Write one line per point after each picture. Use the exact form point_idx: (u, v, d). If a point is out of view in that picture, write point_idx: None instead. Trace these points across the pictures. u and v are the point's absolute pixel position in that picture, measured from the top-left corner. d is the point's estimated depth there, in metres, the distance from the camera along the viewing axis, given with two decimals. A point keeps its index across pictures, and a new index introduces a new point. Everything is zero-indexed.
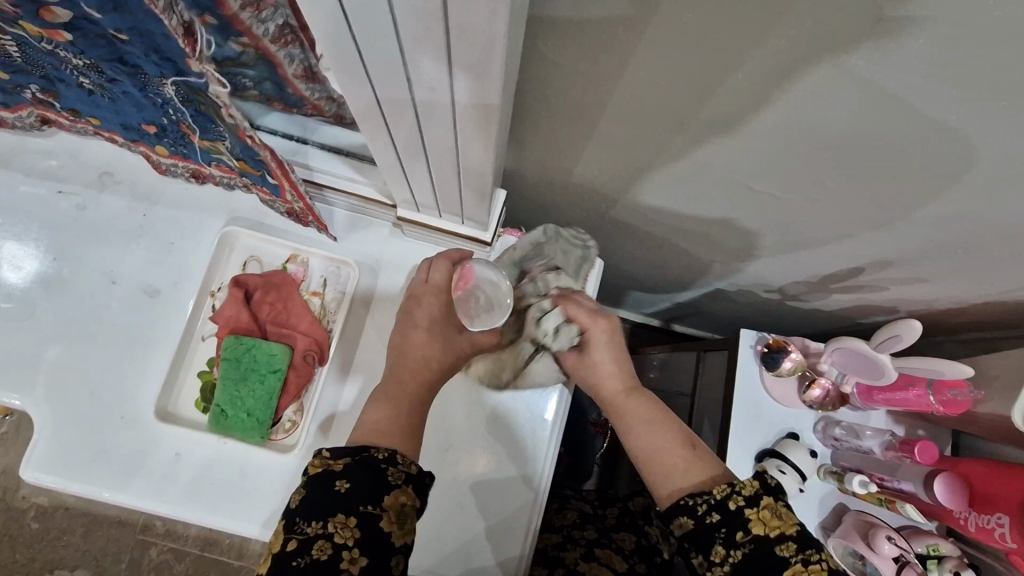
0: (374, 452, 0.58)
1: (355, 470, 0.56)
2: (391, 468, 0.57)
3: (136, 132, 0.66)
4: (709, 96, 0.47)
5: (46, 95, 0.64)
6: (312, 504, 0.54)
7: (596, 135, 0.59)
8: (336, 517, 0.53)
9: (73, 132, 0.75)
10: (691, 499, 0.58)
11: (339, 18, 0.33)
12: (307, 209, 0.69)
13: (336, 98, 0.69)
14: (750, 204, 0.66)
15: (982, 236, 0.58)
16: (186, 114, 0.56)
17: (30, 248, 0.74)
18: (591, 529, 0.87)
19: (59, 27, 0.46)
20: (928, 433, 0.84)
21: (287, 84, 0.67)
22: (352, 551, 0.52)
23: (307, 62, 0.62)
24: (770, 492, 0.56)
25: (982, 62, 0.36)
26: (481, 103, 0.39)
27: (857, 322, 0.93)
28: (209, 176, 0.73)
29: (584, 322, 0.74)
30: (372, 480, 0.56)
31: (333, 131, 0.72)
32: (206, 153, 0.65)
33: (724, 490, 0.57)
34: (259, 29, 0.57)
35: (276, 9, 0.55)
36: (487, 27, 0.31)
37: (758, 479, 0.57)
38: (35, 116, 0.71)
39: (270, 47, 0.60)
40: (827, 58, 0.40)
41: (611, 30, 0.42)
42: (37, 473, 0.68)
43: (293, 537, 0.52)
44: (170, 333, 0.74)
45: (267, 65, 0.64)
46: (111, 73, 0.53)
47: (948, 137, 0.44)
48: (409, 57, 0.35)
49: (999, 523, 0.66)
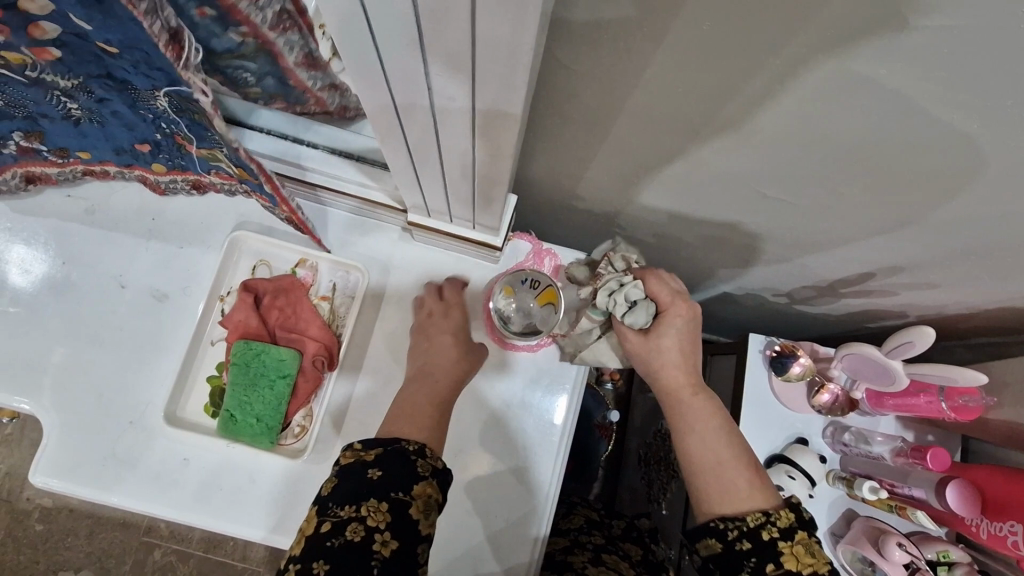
0: (404, 443, 0.59)
1: (387, 459, 0.57)
2: (419, 460, 0.59)
3: (129, 155, 0.67)
4: (726, 103, 0.47)
5: (30, 140, 0.64)
6: (345, 491, 0.55)
7: (610, 140, 0.59)
8: (370, 501, 0.54)
9: (61, 182, 0.74)
10: (722, 523, 0.58)
11: (360, 24, 0.33)
12: (296, 215, 0.67)
13: (338, 86, 0.68)
14: (762, 208, 0.66)
15: (996, 242, 0.58)
16: (181, 123, 0.56)
17: (38, 252, 0.74)
18: (598, 534, 0.85)
19: (45, 44, 0.45)
20: (938, 437, 0.84)
21: (288, 75, 0.65)
22: (384, 535, 0.53)
23: (308, 47, 0.61)
24: (804, 526, 0.57)
25: (1002, 72, 0.36)
26: (500, 111, 0.39)
27: (865, 327, 0.93)
28: (209, 185, 0.73)
29: (665, 300, 0.67)
30: (404, 471, 0.57)
31: (328, 132, 0.72)
32: (204, 163, 0.65)
33: (758, 518, 0.57)
34: (258, 17, 0.55)
35: None
36: (513, 37, 0.31)
37: (792, 511, 0.58)
38: (19, 177, 0.70)
39: (268, 35, 0.57)
40: (848, 68, 0.39)
41: (627, 36, 0.41)
42: (46, 478, 0.68)
43: (326, 520, 0.53)
44: (180, 337, 0.74)
45: (267, 57, 0.61)
46: (101, 91, 0.53)
47: (966, 144, 0.44)
48: (430, 63, 0.35)
49: (1012, 531, 0.65)
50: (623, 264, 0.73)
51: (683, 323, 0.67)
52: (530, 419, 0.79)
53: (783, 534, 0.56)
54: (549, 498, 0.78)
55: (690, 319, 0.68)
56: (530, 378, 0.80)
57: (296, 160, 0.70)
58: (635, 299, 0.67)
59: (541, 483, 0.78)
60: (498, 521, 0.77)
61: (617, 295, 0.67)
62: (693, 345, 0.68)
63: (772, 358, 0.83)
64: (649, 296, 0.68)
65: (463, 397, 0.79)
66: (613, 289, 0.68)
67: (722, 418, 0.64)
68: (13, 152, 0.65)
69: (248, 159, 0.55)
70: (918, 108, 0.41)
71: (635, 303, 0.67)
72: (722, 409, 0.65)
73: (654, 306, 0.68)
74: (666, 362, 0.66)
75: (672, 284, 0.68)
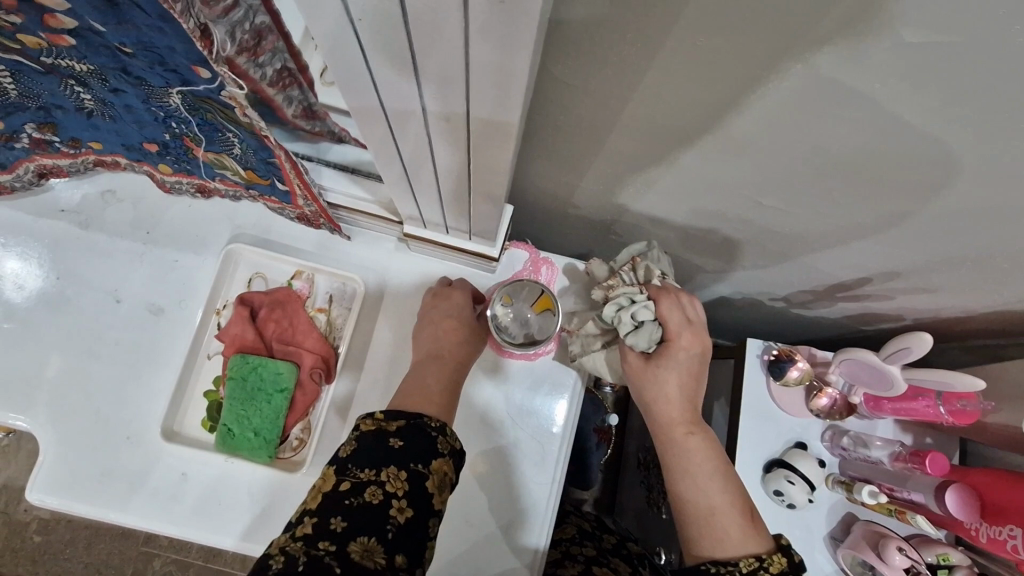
0: (427, 418, 0.61)
1: (408, 431, 0.59)
2: (440, 436, 0.60)
3: (138, 152, 0.67)
4: (721, 115, 0.47)
5: (43, 132, 0.63)
6: (365, 455, 0.56)
7: (605, 151, 0.59)
8: (390, 468, 0.55)
9: (72, 175, 0.74)
10: (713, 567, 0.57)
11: (354, 43, 0.33)
12: (320, 213, 0.69)
13: (336, 132, 0.71)
14: (757, 216, 0.66)
15: (993, 249, 0.58)
16: (192, 123, 0.58)
17: (32, 267, 0.74)
18: (589, 546, 0.85)
19: (61, 34, 0.45)
20: (936, 441, 0.84)
21: (286, 124, 0.67)
22: (400, 501, 0.54)
23: (307, 101, 0.63)
24: (794, 570, 0.58)
25: (999, 87, 0.36)
26: (498, 126, 0.39)
27: (862, 330, 0.93)
28: (214, 191, 0.73)
29: (672, 331, 0.64)
30: (424, 445, 0.59)
31: (341, 150, 0.72)
32: (210, 168, 0.66)
33: (752, 563, 0.57)
34: (257, 74, 0.54)
35: (275, 53, 0.53)
36: (513, 55, 0.30)
37: (784, 555, 0.58)
38: (31, 171, 0.70)
39: (269, 92, 0.58)
40: (843, 83, 0.40)
41: (623, 53, 0.41)
42: (42, 495, 0.68)
43: (346, 479, 0.55)
44: (177, 351, 0.74)
45: (264, 108, 0.62)
46: (116, 83, 0.53)
47: (964, 154, 0.44)
48: (427, 81, 0.35)
49: (1011, 535, 0.65)
50: (645, 275, 0.70)
51: (686, 358, 0.64)
52: (525, 422, 0.79)
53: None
54: (550, 503, 0.78)
55: (694, 354, 0.65)
56: (530, 382, 0.80)
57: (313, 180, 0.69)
58: (642, 320, 0.65)
59: (545, 486, 0.78)
60: (496, 531, 0.77)
61: (627, 310, 0.65)
62: (698, 385, 0.65)
63: (770, 363, 0.84)
64: (660, 321, 0.65)
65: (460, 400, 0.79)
66: (624, 305, 0.66)
67: (719, 458, 0.63)
68: (26, 146, 0.65)
69: (276, 146, 0.55)
70: (913, 120, 0.42)
71: (640, 325, 0.65)
72: (716, 444, 0.64)
73: (661, 332, 0.65)
74: (671, 398, 0.64)
75: (685, 312, 0.65)
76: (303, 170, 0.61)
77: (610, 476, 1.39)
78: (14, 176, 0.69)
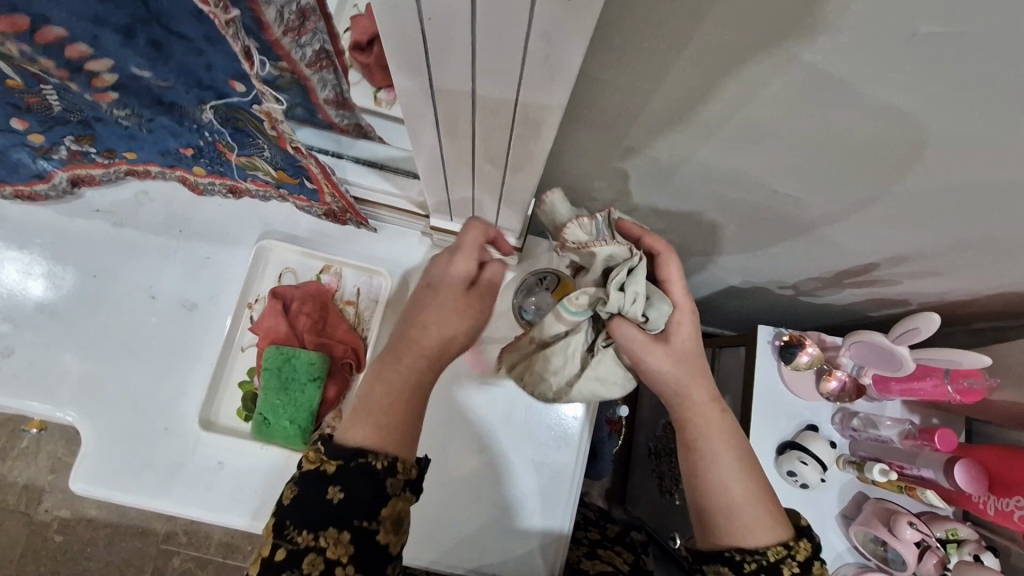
0: (372, 458, 0.53)
1: (350, 479, 0.52)
2: (390, 478, 0.54)
3: (172, 158, 0.69)
4: (739, 107, 0.49)
5: (80, 144, 0.66)
6: (304, 514, 0.51)
7: (624, 144, 0.61)
8: (329, 531, 0.51)
9: (103, 183, 0.76)
10: (739, 556, 0.59)
11: (408, 46, 0.35)
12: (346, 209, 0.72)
13: (362, 125, 0.73)
14: (770, 206, 0.69)
15: (999, 232, 0.61)
16: (224, 133, 0.61)
17: (69, 266, 0.76)
18: (594, 531, 0.89)
19: (107, 90, 0.53)
20: (943, 420, 0.87)
21: (318, 110, 0.68)
22: (345, 567, 0.51)
23: (339, 86, 0.64)
24: (816, 554, 0.61)
25: (1003, 79, 0.38)
26: (535, 118, 0.41)
27: (869, 315, 0.96)
28: (245, 192, 0.76)
29: (678, 300, 0.62)
30: (371, 493, 0.52)
31: (368, 146, 0.73)
32: (241, 170, 0.69)
33: (779, 552, 0.59)
34: (298, 54, 0.56)
35: (315, 33, 0.56)
36: (557, 53, 0.32)
37: (808, 540, 0.61)
38: (65, 180, 0.73)
39: (306, 72, 0.59)
40: (857, 75, 0.42)
41: (650, 49, 0.44)
42: (86, 485, 0.70)
43: (282, 546, 0.50)
44: (210, 345, 0.76)
45: (300, 91, 0.63)
46: (150, 117, 0.60)
47: (970, 143, 0.47)
48: (471, 80, 0.37)
49: (1018, 506, 0.68)
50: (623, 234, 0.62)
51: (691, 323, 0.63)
52: (539, 415, 0.82)
53: (801, 568, 0.59)
54: (571, 490, 0.80)
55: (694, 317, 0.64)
56: None
57: (341, 175, 0.70)
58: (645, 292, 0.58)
59: (565, 476, 0.81)
60: (523, 521, 0.79)
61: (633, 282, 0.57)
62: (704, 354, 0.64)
63: (781, 348, 0.87)
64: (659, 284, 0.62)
65: (434, 395, 0.81)
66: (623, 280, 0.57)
67: (741, 445, 0.63)
68: (63, 157, 0.68)
69: (305, 155, 0.59)
70: (925, 109, 0.44)
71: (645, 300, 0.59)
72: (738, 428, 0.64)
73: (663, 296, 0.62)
74: (690, 379, 0.62)
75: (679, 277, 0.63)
76: (331, 173, 0.63)
77: (619, 466, 1.42)
78: (50, 186, 0.73)
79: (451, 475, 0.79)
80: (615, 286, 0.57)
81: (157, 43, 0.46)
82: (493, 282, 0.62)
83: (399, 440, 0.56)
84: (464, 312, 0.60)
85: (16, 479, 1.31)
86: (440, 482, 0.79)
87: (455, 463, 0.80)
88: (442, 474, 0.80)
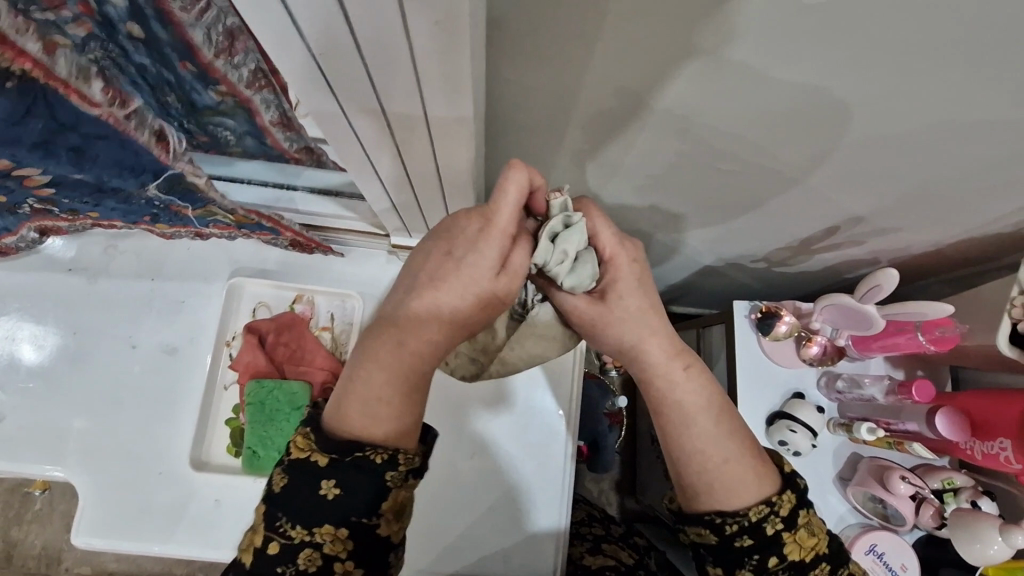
0: (369, 453, 0.48)
1: (345, 472, 0.48)
2: (391, 472, 0.48)
3: (134, 217, 0.70)
4: (661, 95, 0.50)
5: (43, 203, 0.63)
6: (296, 507, 0.48)
7: (566, 144, 0.63)
8: (325, 527, 0.48)
9: (71, 232, 0.76)
10: (719, 518, 0.53)
11: (317, 74, 0.37)
12: (306, 239, 0.77)
13: (313, 149, 0.68)
14: (722, 185, 0.70)
15: (943, 182, 0.62)
16: (172, 199, 0.63)
17: (49, 327, 0.78)
18: (599, 526, 0.88)
19: (43, 186, 0.57)
20: (927, 372, 0.87)
21: (265, 134, 0.65)
22: (344, 562, 0.48)
23: (282, 106, 0.59)
24: (802, 502, 0.55)
25: (895, 38, 0.39)
26: (452, 125, 0.42)
27: (844, 277, 0.97)
28: (210, 235, 0.77)
29: (610, 248, 0.56)
30: (369, 487, 0.48)
31: (317, 175, 0.73)
32: (203, 219, 0.70)
33: (760, 511, 0.53)
34: (234, 75, 0.53)
35: (248, 53, 0.50)
36: (450, 65, 0.34)
37: (793, 490, 0.55)
38: (33, 231, 0.72)
39: (245, 93, 0.55)
40: (757, 55, 0.43)
41: (561, 53, 0.45)
42: (88, 537, 0.71)
43: (274, 539, 0.48)
44: (195, 387, 0.78)
45: (246, 115, 0.61)
46: (96, 199, 0.63)
47: (888, 103, 0.48)
48: (384, 98, 0.39)
49: (1002, 447, 0.68)
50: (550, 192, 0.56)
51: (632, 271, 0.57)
52: (529, 413, 0.86)
53: (785, 523, 0.53)
54: (566, 481, 0.84)
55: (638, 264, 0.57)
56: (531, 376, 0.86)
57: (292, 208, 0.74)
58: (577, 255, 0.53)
59: (558, 468, 0.84)
60: (522, 517, 0.82)
61: (565, 237, 0.51)
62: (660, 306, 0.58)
63: (758, 321, 0.87)
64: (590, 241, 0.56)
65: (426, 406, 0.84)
66: (556, 233, 0.52)
67: (721, 406, 0.57)
68: (28, 213, 0.66)
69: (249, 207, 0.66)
70: (834, 76, 0.45)
71: (577, 262, 0.54)
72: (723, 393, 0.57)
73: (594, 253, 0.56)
74: (642, 331, 0.56)
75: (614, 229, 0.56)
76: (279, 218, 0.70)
77: (627, 457, 1.42)
78: (19, 237, 0.71)
79: (448, 481, 0.83)
80: (546, 237, 0.51)
81: (76, 148, 0.50)
82: (521, 270, 0.51)
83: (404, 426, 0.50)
84: (482, 306, 0.51)
85: (34, 543, 1.32)
86: (437, 489, 0.82)
87: (451, 471, 0.83)
88: (441, 481, 0.82)
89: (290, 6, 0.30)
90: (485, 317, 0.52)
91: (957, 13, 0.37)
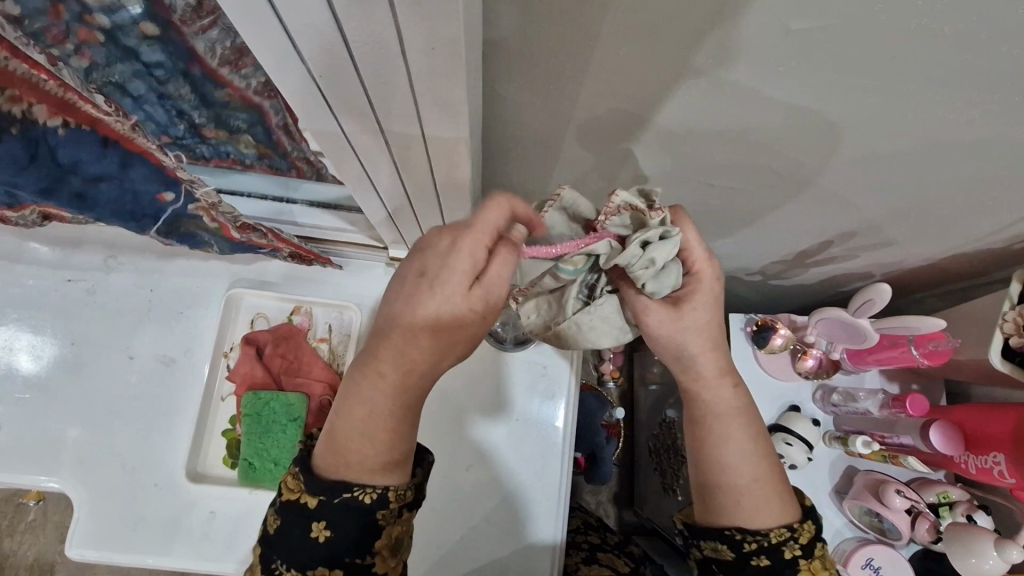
0: (359, 494, 0.48)
1: (334, 515, 0.48)
2: (381, 511, 0.49)
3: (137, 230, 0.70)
4: (655, 114, 0.51)
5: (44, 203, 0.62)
6: (287, 551, 0.48)
7: (562, 161, 0.63)
8: (319, 569, 0.48)
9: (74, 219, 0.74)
10: (740, 534, 0.53)
11: (317, 92, 0.38)
12: (306, 253, 0.78)
13: (313, 160, 0.70)
14: (717, 201, 0.70)
15: (934, 198, 0.62)
16: (172, 218, 0.66)
17: (47, 338, 0.78)
18: (595, 535, 0.88)
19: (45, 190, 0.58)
20: (922, 386, 0.88)
21: (274, 134, 0.65)
22: None
23: (286, 118, 0.62)
24: (821, 536, 0.55)
25: (882, 60, 0.40)
26: (449, 143, 0.43)
27: (840, 290, 0.97)
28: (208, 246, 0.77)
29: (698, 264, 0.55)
30: (359, 527, 0.48)
31: (311, 187, 0.74)
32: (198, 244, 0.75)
33: (782, 533, 0.53)
34: (240, 83, 0.56)
35: (256, 67, 0.54)
36: (446, 84, 0.34)
37: (812, 521, 0.55)
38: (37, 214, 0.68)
39: (253, 98, 0.59)
40: (747, 76, 0.44)
41: (556, 72, 0.46)
42: (82, 550, 0.71)
43: None
44: (191, 399, 0.78)
45: (256, 115, 0.63)
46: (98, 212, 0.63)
47: (877, 122, 0.49)
48: (381, 117, 0.40)
49: (996, 461, 0.69)
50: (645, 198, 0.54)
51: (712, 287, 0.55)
52: (528, 425, 0.86)
53: (805, 551, 0.54)
54: (563, 494, 0.83)
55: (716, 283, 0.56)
56: (529, 387, 0.87)
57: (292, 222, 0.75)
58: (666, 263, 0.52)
59: (556, 481, 0.84)
60: (519, 529, 0.82)
61: (662, 246, 0.49)
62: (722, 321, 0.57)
63: (754, 334, 0.87)
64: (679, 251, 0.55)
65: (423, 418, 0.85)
66: (651, 240, 0.50)
67: (757, 428, 0.57)
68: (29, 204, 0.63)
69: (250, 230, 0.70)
70: (823, 96, 0.46)
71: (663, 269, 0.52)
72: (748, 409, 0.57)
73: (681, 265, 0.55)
74: (701, 348, 0.56)
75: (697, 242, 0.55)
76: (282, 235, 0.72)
77: (624, 469, 1.42)
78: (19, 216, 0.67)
79: (446, 493, 0.82)
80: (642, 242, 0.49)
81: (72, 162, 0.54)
82: (502, 277, 0.47)
83: (393, 449, 0.49)
84: (465, 321, 0.48)
85: (27, 554, 1.31)
86: (435, 500, 0.82)
87: (448, 481, 0.83)
88: (437, 493, 0.82)
89: (288, 28, 0.31)
90: (477, 329, 0.49)
91: (942, 36, 0.37)
